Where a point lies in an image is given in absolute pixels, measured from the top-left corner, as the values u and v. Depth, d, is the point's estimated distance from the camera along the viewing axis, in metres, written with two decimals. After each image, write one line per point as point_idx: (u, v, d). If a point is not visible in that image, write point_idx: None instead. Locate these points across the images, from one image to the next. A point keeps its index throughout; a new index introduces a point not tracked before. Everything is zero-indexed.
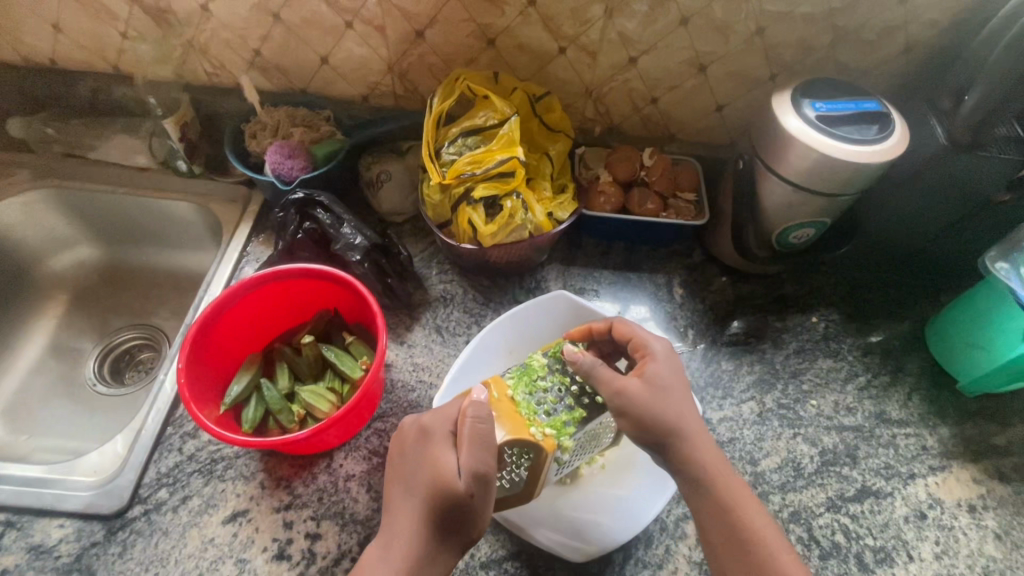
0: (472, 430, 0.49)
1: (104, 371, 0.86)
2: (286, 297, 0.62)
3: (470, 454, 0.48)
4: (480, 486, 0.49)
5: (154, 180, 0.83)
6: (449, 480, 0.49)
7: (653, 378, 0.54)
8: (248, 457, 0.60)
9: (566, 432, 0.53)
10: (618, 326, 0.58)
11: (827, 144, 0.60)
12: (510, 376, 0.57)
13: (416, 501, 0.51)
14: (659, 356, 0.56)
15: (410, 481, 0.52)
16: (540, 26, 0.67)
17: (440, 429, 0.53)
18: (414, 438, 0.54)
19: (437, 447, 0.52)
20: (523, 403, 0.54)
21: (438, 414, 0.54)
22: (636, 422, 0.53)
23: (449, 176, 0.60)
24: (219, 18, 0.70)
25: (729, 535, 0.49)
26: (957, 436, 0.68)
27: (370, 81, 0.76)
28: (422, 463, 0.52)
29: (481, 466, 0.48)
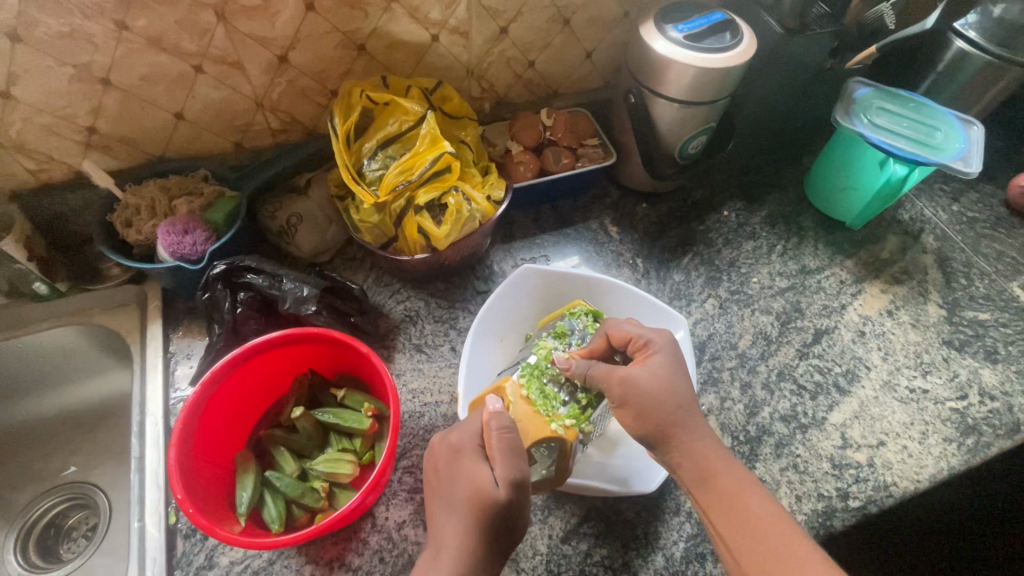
0: (501, 439, 0.50)
1: (34, 557, 0.72)
2: (254, 381, 0.57)
3: (505, 464, 0.49)
4: (518, 492, 0.48)
5: (10, 316, 0.68)
6: (485, 490, 0.48)
7: (656, 370, 0.54)
8: (285, 557, 0.54)
9: (585, 418, 0.54)
10: (613, 330, 0.57)
11: (683, 55, 0.67)
12: (521, 375, 0.57)
13: (455, 517, 0.48)
14: (661, 348, 0.56)
15: (444, 498, 0.50)
16: (407, 19, 0.66)
17: (469, 443, 0.52)
18: (443, 458, 0.53)
19: (469, 462, 0.51)
20: (540, 400, 0.55)
21: (464, 429, 0.53)
22: (636, 413, 0.53)
23: (386, 193, 0.57)
24: (29, 101, 0.58)
25: (734, 524, 0.48)
26: (858, 263, 0.83)
27: (240, 124, 0.69)
28: (454, 479, 0.50)
29: (518, 472, 0.49)
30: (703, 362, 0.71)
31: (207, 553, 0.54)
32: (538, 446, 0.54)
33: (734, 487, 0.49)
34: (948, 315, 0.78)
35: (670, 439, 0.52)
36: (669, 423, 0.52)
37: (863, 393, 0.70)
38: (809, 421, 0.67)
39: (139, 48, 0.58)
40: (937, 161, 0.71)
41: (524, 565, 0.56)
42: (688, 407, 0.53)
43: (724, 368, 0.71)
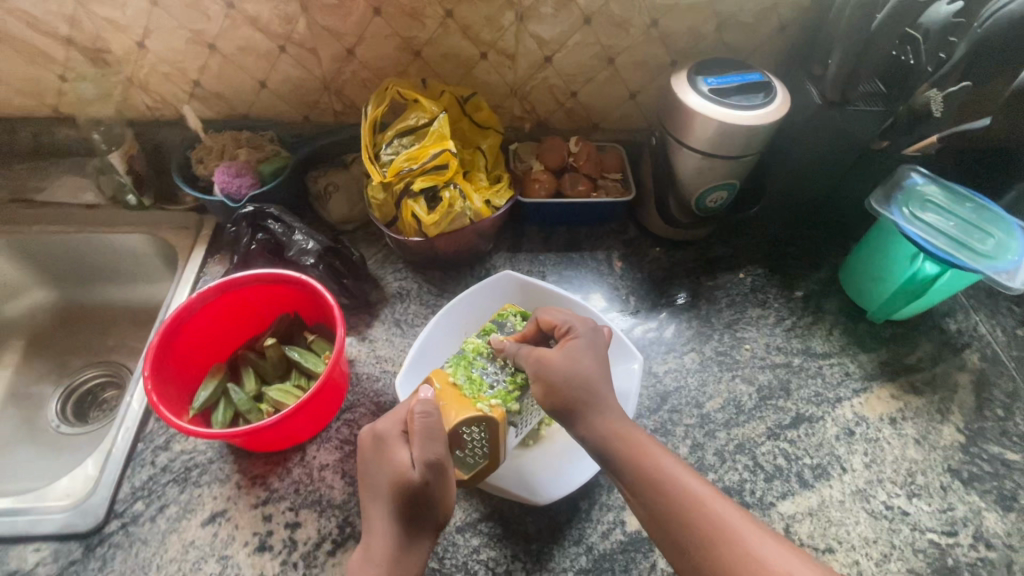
0: (421, 424, 0.51)
1: (68, 411, 0.88)
2: (244, 307, 0.66)
3: (422, 446, 0.51)
4: (436, 472, 0.51)
5: (103, 216, 0.85)
6: (405, 475, 0.51)
7: (572, 352, 0.57)
8: (222, 461, 0.62)
9: (511, 399, 0.57)
10: (542, 316, 0.61)
11: (716, 111, 0.68)
12: (449, 364, 0.60)
13: (383, 500, 0.52)
14: (579, 334, 0.59)
15: (374, 487, 0.53)
16: (459, 35, 0.74)
17: (391, 431, 0.54)
18: (369, 445, 0.55)
19: (391, 449, 0.53)
20: (466, 384, 0.57)
21: (388, 417, 0.55)
22: (549, 388, 0.55)
23: (390, 175, 0.65)
24: (156, 52, 0.74)
25: (643, 480, 0.49)
26: (874, 361, 0.76)
27: (308, 100, 0.81)
28: (380, 466, 0.53)
29: (434, 455, 0.51)
30: (660, 410, 0.70)
31: (167, 437, 0.63)
32: (467, 428, 0.55)
33: (639, 445, 0.52)
34: (965, 443, 0.69)
35: (580, 412, 0.55)
36: (578, 399, 0.55)
37: (827, 492, 0.64)
38: (753, 501, 0.63)
39: (240, 24, 0.71)
40: (976, 268, 0.65)
41: None
42: (595, 385, 0.55)
43: (681, 422, 0.69)
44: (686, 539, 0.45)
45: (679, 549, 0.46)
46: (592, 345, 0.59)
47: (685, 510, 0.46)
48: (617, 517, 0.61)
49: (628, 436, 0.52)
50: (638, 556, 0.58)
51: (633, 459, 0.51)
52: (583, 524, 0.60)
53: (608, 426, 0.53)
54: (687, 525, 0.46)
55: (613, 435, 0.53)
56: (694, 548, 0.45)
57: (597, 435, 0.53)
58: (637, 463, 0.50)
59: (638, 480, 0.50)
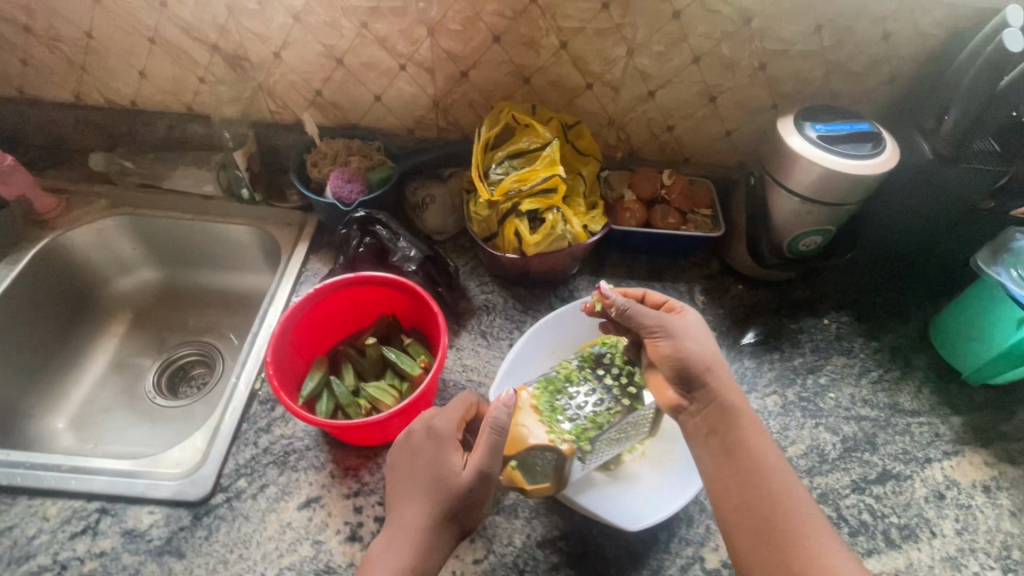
0: (490, 437, 0.52)
1: (162, 384, 0.93)
2: (349, 305, 0.70)
3: (480, 456, 0.52)
4: (483, 484, 0.52)
5: (218, 207, 0.91)
6: (454, 478, 0.53)
7: (695, 322, 0.59)
8: (318, 449, 0.66)
9: (586, 438, 0.55)
10: (651, 293, 0.65)
11: (823, 158, 0.68)
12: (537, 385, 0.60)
13: (420, 499, 0.53)
14: (701, 311, 0.61)
15: (415, 482, 0.54)
16: (570, 65, 0.77)
17: (447, 431, 0.56)
18: (420, 440, 0.56)
19: (445, 449, 0.55)
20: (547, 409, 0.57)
21: (447, 416, 0.57)
22: (676, 348, 0.56)
23: (498, 194, 0.68)
24: (288, 63, 0.80)
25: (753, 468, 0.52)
26: (967, 424, 0.73)
27: (416, 116, 0.86)
28: (427, 462, 0.54)
29: (488, 467, 0.52)
30: None
31: (269, 420, 0.68)
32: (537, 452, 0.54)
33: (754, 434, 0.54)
34: None
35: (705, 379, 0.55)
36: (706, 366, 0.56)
37: (915, 555, 0.63)
38: None
39: (368, 43, 0.77)
40: None
41: (496, 549, 0.60)
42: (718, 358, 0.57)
43: None
44: (789, 536, 0.48)
45: (778, 545, 0.48)
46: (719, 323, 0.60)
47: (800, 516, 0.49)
48: (696, 552, 0.61)
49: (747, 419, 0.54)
50: None
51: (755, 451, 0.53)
52: (662, 556, 0.61)
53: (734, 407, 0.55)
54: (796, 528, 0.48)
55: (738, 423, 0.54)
56: (795, 549, 0.47)
57: (715, 407, 0.55)
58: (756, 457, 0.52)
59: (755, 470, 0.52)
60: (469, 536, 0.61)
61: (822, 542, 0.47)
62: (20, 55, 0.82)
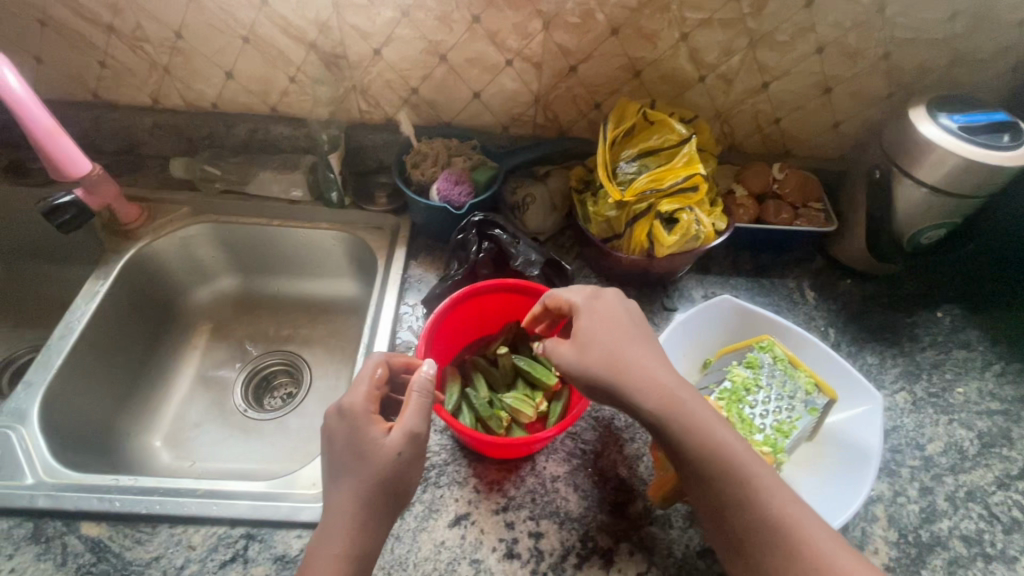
0: (418, 400, 0.53)
1: (250, 397, 0.90)
2: (477, 314, 0.68)
3: (413, 418, 0.53)
4: (411, 446, 0.52)
5: (305, 212, 0.88)
6: (380, 450, 0.51)
7: (594, 321, 0.56)
8: (458, 463, 0.64)
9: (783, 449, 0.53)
10: (550, 298, 0.60)
11: (965, 148, 0.66)
12: (719, 397, 0.56)
13: (346, 477, 0.51)
14: (584, 314, 0.57)
15: (337, 465, 0.52)
16: (686, 57, 0.74)
17: (358, 408, 0.53)
18: (332, 423, 0.53)
19: (358, 426, 0.52)
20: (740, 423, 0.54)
21: (353, 395, 0.54)
22: (583, 357, 0.54)
23: (633, 194, 0.66)
24: (388, 60, 0.77)
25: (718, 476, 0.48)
26: None
27: (515, 113, 0.83)
28: (345, 441, 0.52)
29: (417, 431, 0.53)
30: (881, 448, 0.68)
31: None
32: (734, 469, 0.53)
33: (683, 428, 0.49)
34: None
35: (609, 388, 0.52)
36: (609, 379, 0.52)
37: None
38: (995, 554, 0.61)
39: (478, 38, 0.73)
40: None
41: (657, 561, 0.58)
42: (615, 357, 0.53)
43: (904, 464, 0.67)
44: (753, 546, 0.46)
45: (739, 550, 0.47)
46: (600, 320, 0.56)
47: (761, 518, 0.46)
48: None
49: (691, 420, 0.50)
50: None
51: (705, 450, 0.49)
52: None
53: (669, 406, 0.51)
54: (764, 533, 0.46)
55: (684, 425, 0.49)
56: (763, 556, 0.45)
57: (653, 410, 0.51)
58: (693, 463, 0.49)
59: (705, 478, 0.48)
60: (628, 549, 0.59)
61: (797, 553, 0.44)
62: (100, 57, 0.78)
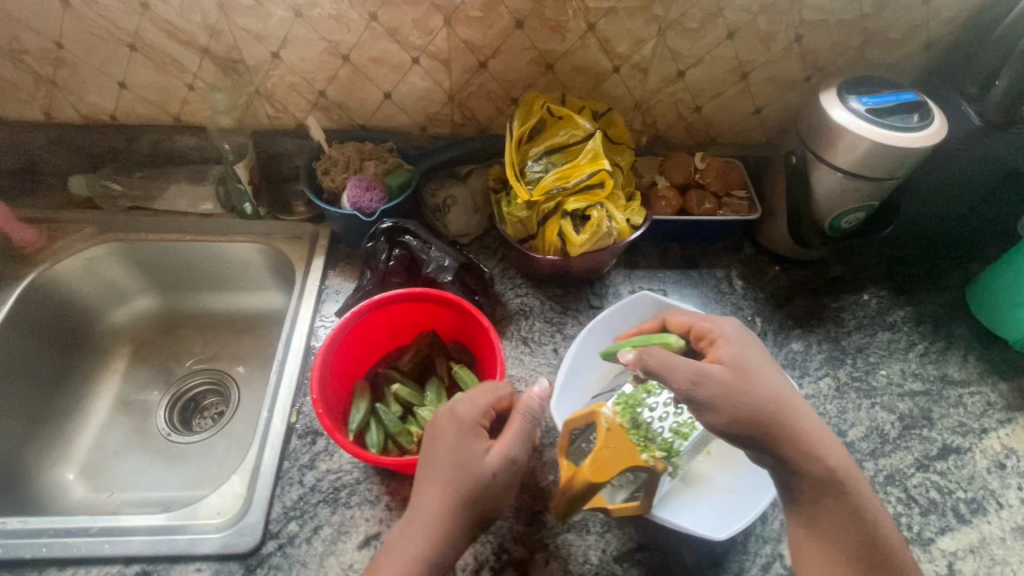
0: (527, 424, 0.53)
1: (176, 420, 0.86)
2: (386, 326, 0.65)
3: (512, 440, 0.51)
4: (507, 471, 0.50)
5: (218, 225, 0.84)
6: (480, 465, 0.50)
7: (732, 357, 0.55)
8: (370, 481, 0.62)
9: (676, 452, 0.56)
10: (672, 318, 0.64)
11: (872, 132, 0.66)
12: (617, 402, 0.58)
13: (438, 486, 0.49)
14: (730, 343, 0.57)
15: (431, 467, 0.51)
16: (597, 48, 0.72)
17: (470, 418, 0.52)
18: (442, 424, 0.53)
19: (466, 436, 0.51)
20: (635, 429, 0.55)
21: (472, 402, 0.53)
22: (731, 386, 0.53)
23: (540, 193, 0.64)
24: (288, 63, 0.73)
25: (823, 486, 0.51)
26: (1014, 390, 0.74)
27: (430, 112, 0.80)
28: (455, 446, 0.51)
29: (515, 454, 0.51)
30: None
31: (312, 455, 0.63)
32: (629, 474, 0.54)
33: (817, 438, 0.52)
34: None
35: (761, 410, 0.52)
36: (741, 397, 0.52)
37: (986, 529, 0.63)
38: (912, 536, 0.62)
39: (378, 36, 0.70)
40: None
41: (573, 569, 0.58)
42: (744, 369, 0.54)
43: None
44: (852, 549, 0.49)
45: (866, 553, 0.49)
46: (741, 348, 0.56)
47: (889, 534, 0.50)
48: (775, 549, 0.60)
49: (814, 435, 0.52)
50: None
51: (831, 473, 0.51)
52: (742, 557, 0.59)
53: (808, 434, 0.52)
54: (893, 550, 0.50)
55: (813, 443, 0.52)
56: (882, 564, 0.49)
57: (787, 425, 0.52)
58: (829, 482, 0.51)
59: (820, 494, 0.51)
60: (543, 559, 0.58)
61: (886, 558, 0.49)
62: None
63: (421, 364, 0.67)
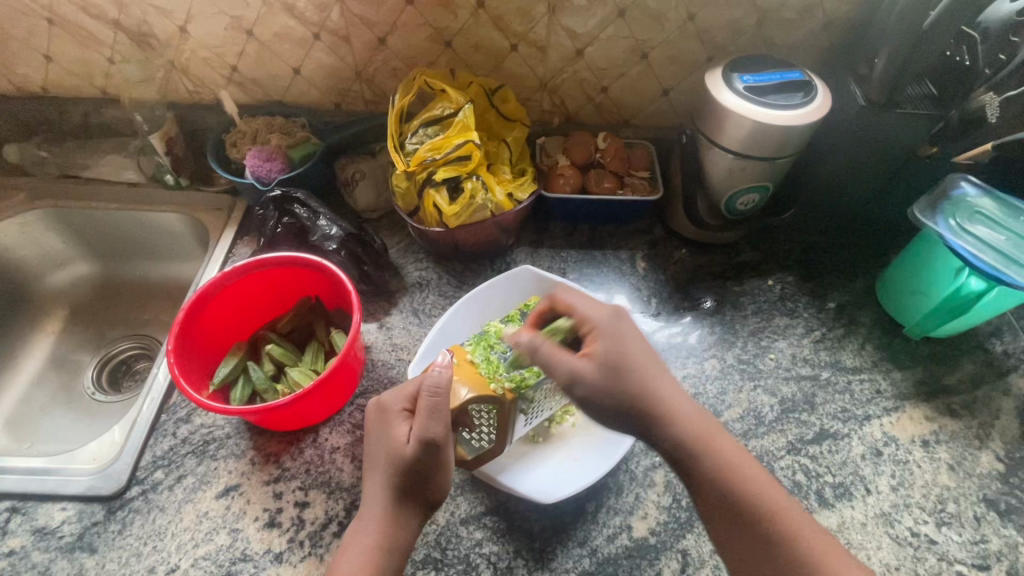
0: (428, 403, 0.51)
1: (103, 380, 0.90)
2: (265, 289, 0.68)
3: (421, 423, 0.50)
4: (427, 452, 0.51)
5: (143, 195, 0.88)
6: (401, 448, 0.52)
7: (603, 349, 0.54)
8: (239, 436, 0.64)
9: (526, 382, 0.56)
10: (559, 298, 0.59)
11: (752, 111, 0.65)
12: (470, 343, 0.60)
13: (378, 474, 0.53)
14: (603, 334, 0.55)
15: (373, 456, 0.55)
16: (491, 25, 0.73)
17: (393, 408, 0.54)
18: (374, 417, 0.56)
19: (392, 423, 0.54)
20: (483, 363, 0.57)
21: (397, 391, 0.56)
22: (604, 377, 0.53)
23: (413, 163, 0.65)
24: (197, 38, 0.76)
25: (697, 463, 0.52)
26: (909, 379, 0.72)
27: (340, 88, 0.82)
28: (381, 436, 0.54)
29: (429, 435, 0.50)
30: None
31: (188, 409, 0.66)
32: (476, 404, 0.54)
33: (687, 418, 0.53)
34: (1004, 473, 0.65)
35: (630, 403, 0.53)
36: (619, 390, 0.53)
37: (848, 514, 0.62)
38: None
39: (277, 11, 0.73)
40: None
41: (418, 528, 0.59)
42: (617, 363, 0.53)
43: None
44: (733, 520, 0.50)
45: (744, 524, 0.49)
46: (619, 336, 0.55)
47: (765, 504, 0.49)
48: (624, 521, 0.60)
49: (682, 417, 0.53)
50: (644, 563, 0.57)
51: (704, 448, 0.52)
52: (589, 526, 0.60)
53: (676, 419, 0.53)
54: (768, 522, 0.49)
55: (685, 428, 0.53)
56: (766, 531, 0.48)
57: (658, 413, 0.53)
58: (692, 455, 0.52)
59: (693, 472, 0.52)
60: None
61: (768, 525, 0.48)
62: None
63: (301, 328, 0.70)
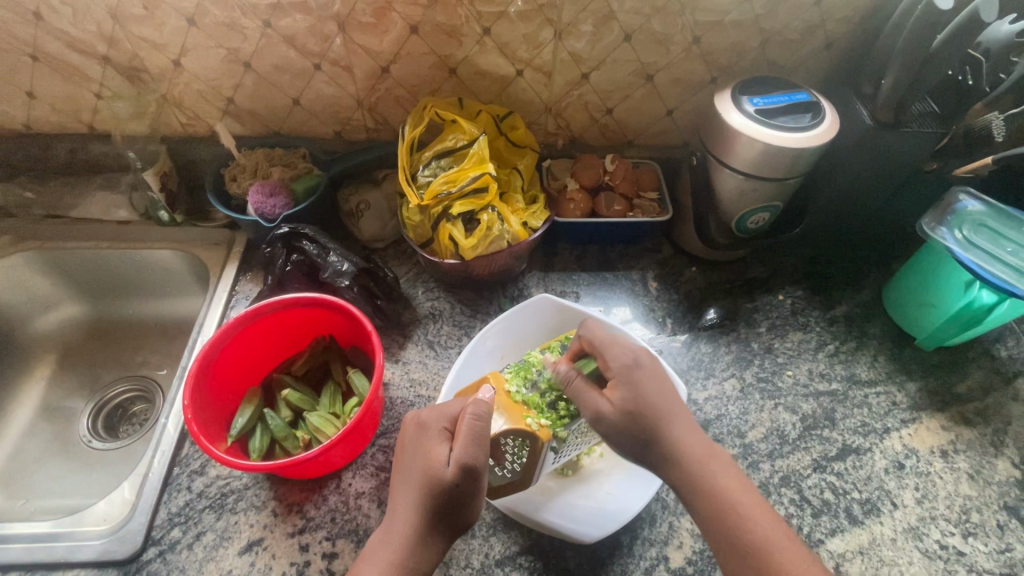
0: (470, 425, 0.50)
1: (99, 427, 0.86)
2: (279, 331, 0.66)
3: (463, 449, 0.49)
4: (467, 478, 0.49)
5: (135, 232, 0.85)
6: (438, 470, 0.50)
7: (622, 394, 0.54)
8: (258, 487, 0.62)
9: (561, 423, 0.56)
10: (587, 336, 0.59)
11: (764, 134, 0.65)
12: (509, 370, 0.60)
13: (409, 493, 0.51)
14: (623, 378, 0.55)
15: (405, 474, 0.52)
16: (496, 52, 0.72)
17: (434, 427, 0.53)
18: (410, 432, 0.54)
19: (431, 441, 0.52)
20: (521, 394, 0.57)
21: (437, 410, 0.54)
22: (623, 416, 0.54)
23: (427, 198, 0.64)
24: (191, 71, 0.73)
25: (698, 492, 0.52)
26: (923, 390, 0.73)
27: (341, 117, 0.80)
28: (416, 455, 0.52)
29: (471, 460, 0.49)
30: None
31: (202, 461, 0.63)
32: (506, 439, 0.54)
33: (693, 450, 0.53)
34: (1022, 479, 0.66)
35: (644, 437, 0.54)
36: (635, 427, 0.54)
37: (878, 530, 0.62)
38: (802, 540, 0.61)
39: (276, 42, 0.70)
40: None
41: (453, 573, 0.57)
42: (635, 405, 0.54)
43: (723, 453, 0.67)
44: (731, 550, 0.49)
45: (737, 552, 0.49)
46: (637, 378, 0.55)
47: (758, 534, 0.49)
48: (660, 552, 0.60)
49: (689, 449, 0.53)
50: None
51: (702, 476, 0.52)
52: (626, 560, 0.59)
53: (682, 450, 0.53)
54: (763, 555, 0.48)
55: (686, 462, 0.53)
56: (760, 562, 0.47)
57: (665, 446, 0.54)
58: (691, 480, 0.52)
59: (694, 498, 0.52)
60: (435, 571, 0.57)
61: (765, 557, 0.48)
62: None
63: (317, 370, 0.68)
